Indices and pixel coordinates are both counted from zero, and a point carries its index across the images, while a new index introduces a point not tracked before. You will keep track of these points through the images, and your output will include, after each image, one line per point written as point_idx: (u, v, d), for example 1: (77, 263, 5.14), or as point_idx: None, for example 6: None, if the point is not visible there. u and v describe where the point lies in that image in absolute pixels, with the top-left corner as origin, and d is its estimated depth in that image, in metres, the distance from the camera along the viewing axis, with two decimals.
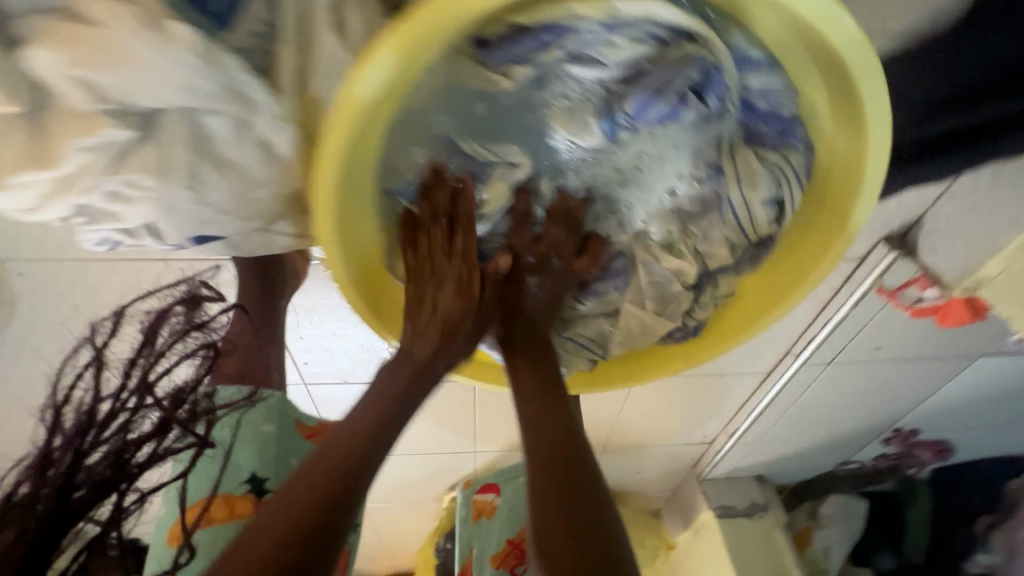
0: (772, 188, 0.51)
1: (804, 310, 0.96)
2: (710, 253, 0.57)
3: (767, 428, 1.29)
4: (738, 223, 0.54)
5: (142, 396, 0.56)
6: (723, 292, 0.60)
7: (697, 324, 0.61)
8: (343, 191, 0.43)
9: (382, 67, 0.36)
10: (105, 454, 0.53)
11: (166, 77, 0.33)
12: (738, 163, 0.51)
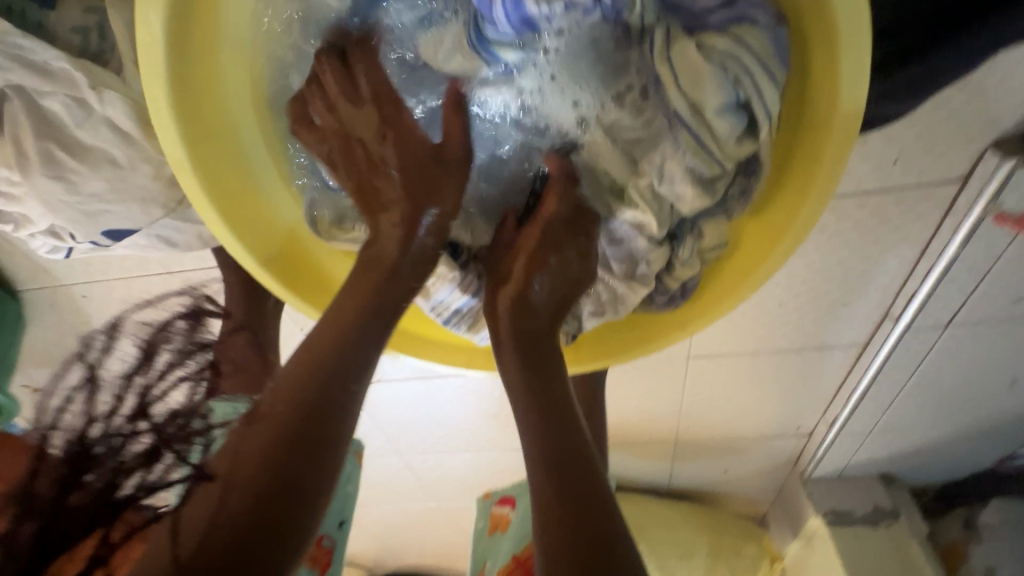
0: (728, 88, 0.37)
1: (892, 258, 0.75)
2: (676, 199, 0.43)
3: (880, 415, 1.03)
4: (699, 150, 0.40)
5: (138, 418, 0.40)
6: (709, 244, 0.47)
7: (680, 283, 0.49)
8: (212, 152, 0.42)
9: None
10: (96, 482, 0.38)
11: None
12: (674, 56, 0.38)
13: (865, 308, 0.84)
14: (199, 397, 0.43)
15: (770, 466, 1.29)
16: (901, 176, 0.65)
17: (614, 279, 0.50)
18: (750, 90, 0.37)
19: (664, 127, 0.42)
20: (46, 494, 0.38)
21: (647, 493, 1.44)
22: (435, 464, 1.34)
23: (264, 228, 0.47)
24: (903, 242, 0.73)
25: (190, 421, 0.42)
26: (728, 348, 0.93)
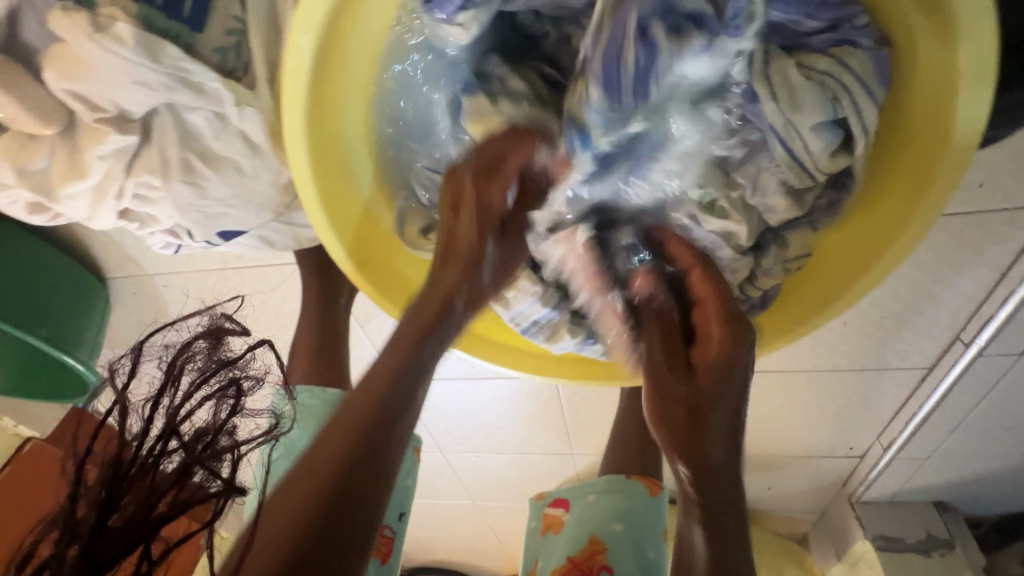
0: (828, 107, 0.37)
1: (969, 281, 0.73)
2: (767, 209, 0.44)
3: (941, 441, 0.99)
4: (793, 164, 0.40)
5: (165, 441, 0.41)
6: (794, 254, 0.46)
7: (762, 294, 0.48)
8: (325, 162, 0.42)
9: (309, 32, 0.35)
10: (129, 507, 0.38)
11: (124, 75, 0.36)
12: (773, 76, 0.37)
13: (934, 331, 0.82)
14: (224, 416, 0.43)
15: (816, 486, 1.27)
16: (986, 199, 0.64)
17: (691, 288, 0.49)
18: (850, 110, 0.37)
19: (758, 141, 0.42)
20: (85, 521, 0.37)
21: None
22: (476, 462, 1.37)
23: (363, 235, 0.49)
24: (982, 266, 0.71)
25: (219, 438, 0.43)
26: (784, 364, 0.92)
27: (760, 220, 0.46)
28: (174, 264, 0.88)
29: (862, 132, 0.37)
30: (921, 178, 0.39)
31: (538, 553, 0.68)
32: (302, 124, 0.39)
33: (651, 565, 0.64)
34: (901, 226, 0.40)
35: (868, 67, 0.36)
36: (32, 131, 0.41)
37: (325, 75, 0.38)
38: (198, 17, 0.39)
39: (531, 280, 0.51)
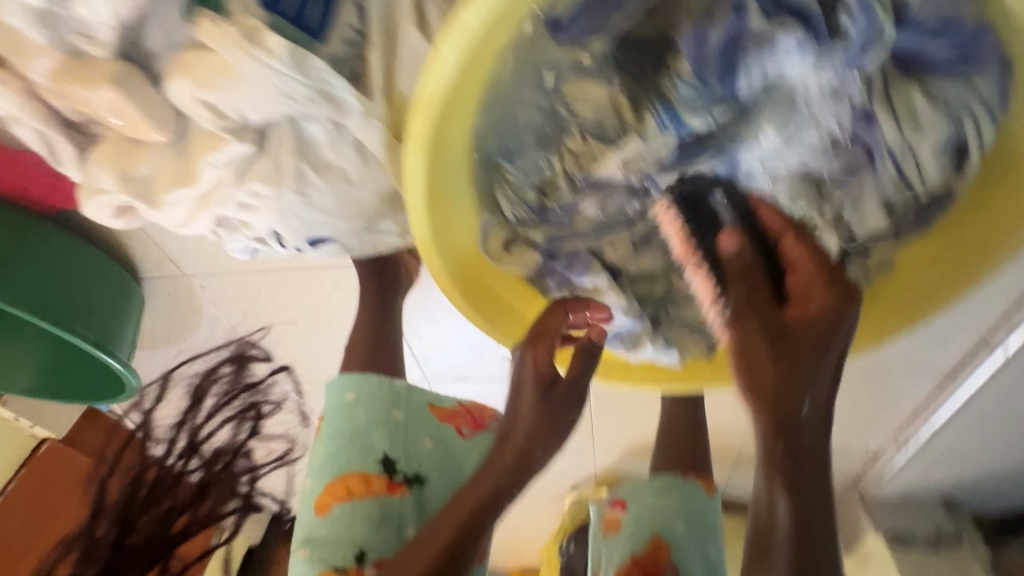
0: (947, 126, 0.39)
1: (1002, 289, 0.76)
2: (861, 222, 0.46)
3: (958, 442, 1.04)
4: (899, 177, 0.42)
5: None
6: (877, 264, 0.48)
7: None
8: (439, 173, 0.42)
9: (450, 49, 0.35)
10: None
11: (261, 84, 0.36)
12: (898, 100, 0.38)
13: (963, 336, 0.85)
14: None
15: (829, 483, 1.31)
16: None
17: None
18: (968, 133, 0.39)
19: (863, 161, 0.43)
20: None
21: None
22: None
23: (455, 244, 0.48)
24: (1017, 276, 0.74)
25: None
26: None
27: (847, 233, 0.47)
28: (215, 264, 0.86)
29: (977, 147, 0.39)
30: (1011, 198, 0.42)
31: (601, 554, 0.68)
32: (429, 136, 0.39)
33: (712, 563, 0.67)
34: (993, 240, 0.44)
35: (990, 91, 0.37)
36: (144, 138, 0.40)
37: (452, 96, 0.37)
38: (320, 27, 0.39)
39: (616, 294, 0.53)
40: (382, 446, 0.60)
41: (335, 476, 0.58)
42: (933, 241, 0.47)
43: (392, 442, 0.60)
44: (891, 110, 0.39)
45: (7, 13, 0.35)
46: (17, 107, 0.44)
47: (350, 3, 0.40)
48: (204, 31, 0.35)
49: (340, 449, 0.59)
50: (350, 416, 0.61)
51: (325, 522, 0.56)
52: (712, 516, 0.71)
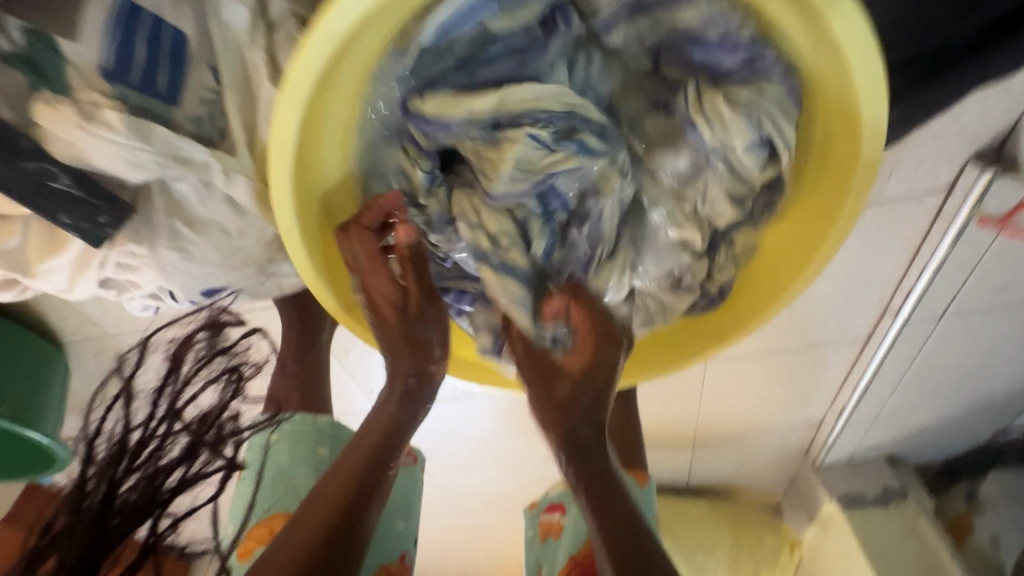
0: (755, 131, 0.42)
1: (890, 259, 0.82)
2: (715, 215, 0.48)
3: (885, 402, 1.10)
4: (731, 176, 0.45)
5: (171, 423, 0.56)
6: (742, 250, 0.52)
7: (719, 291, 0.53)
8: (309, 209, 0.44)
9: (290, 108, 0.36)
10: (140, 482, 0.53)
11: (99, 158, 0.37)
12: (705, 107, 0.43)
13: (868, 306, 0.91)
14: (229, 397, 0.59)
15: (783, 457, 1.36)
16: (897, 186, 0.72)
17: (660, 291, 0.54)
18: (773, 130, 0.42)
19: (702, 158, 0.46)
20: (96, 492, 0.52)
21: (668, 492, 1.49)
22: (464, 481, 1.38)
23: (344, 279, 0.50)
24: (900, 245, 0.80)
25: (223, 420, 0.58)
26: (742, 349, 1.00)
27: (710, 227, 0.50)
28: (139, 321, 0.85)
29: (785, 147, 0.43)
30: (831, 195, 0.45)
31: (542, 557, 0.73)
32: (286, 182, 0.40)
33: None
34: (825, 234, 0.47)
35: (782, 96, 0.41)
36: (10, 212, 0.41)
37: (303, 138, 0.39)
38: (175, 93, 0.40)
39: None
40: (307, 485, 0.60)
41: (261, 518, 0.57)
42: (785, 226, 0.50)
43: (317, 480, 0.60)
44: (704, 117, 0.43)
45: None
46: None
47: (202, 66, 0.41)
48: (39, 113, 0.35)
49: (264, 490, 0.59)
50: (272, 458, 0.61)
51: (246, 568, 0.55)
52: (649, 507, 0.72)
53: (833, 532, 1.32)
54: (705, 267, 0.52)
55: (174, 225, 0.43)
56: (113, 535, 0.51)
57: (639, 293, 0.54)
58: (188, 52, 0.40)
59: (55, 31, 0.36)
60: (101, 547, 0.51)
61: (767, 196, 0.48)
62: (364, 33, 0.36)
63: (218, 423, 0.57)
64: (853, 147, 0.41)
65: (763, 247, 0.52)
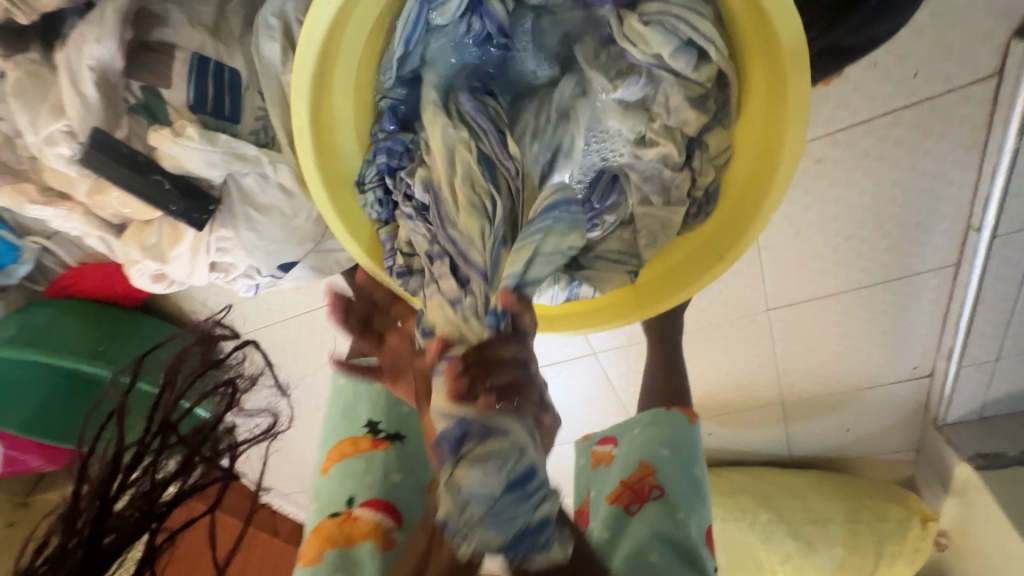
0: (672, 37, 0.49)
1: (952, 166, 0.75)
2: (682, 124, 0.55)
3: (1004, 338, 0.96)
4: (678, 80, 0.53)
5: (166, 437, 0.58)
6: (716, 152, 0.56)
7: (705, 193, 0.58)
8: (336, 178, 0.57)
9: (302, 99, 0.50)
10: (139, 494, 0.55)
11: (187, 164, 0.53)
12: (628, 31, 0.51)
13: (943, 226, 0.82)
14: (225, 409, 0.62)
15: (898, 420, 1.22)
16: (929, 82, 0.67)
17: (656, 209, 0.60)
18: (688, 31, 0.49)
19: (654, 77, 0.54)
20: (88, 508, 0.53)
21: (768, 464, 1.40)
22: (550, 456, 1.44)
23: (359, 230, 0.59)
24: (958, 149, 0.73)
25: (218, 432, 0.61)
26: (808, 293, 0.95)
27: (682, 135, 0.57)
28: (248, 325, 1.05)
29: (706, 39, 0.49)
30: (778, 81, 0.48)
31: (591, 483, 0.76)
32: (311, 158, 0.53)
33: (698, 480, 0.70)
34: (784, 112, 0.48)
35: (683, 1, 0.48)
36: (148, 215, 0.59)
37: (324, 118, 0.53)
38: (236, 113, 0.55)
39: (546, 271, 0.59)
40: (367, 415, 0.71)
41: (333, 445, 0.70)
42: (749, 112, 0.52)
43: (374, 409, 0.70)
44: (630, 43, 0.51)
45: (54, 162, 0.55)
46: (83, 223, 0.66)
47: (252, 92, 0.56)
48: (152, 139, 0.52)
49: (337, 424, 0.72)
50: (339, 395, 0.73)
51: (326, 480, 0.67)
52: (698, 441, 0.74)
53: (974, 499, 1.15)
54: (687, 176, 0.58)
55: (248, 211, 0.59)
56: (109, 551, 0.53)
57: (639, 216, 0.61)
58: (242, 84, 0.56)
59: (157, 85, 0.53)
60: (91, 568, 0.51)
61: (720, 90, 0.54)
62: (344, 26, 0.49)
63: (213, 437, 0.61)
64: (771, 36, 0.46)
65: (736, 138, 0.55)
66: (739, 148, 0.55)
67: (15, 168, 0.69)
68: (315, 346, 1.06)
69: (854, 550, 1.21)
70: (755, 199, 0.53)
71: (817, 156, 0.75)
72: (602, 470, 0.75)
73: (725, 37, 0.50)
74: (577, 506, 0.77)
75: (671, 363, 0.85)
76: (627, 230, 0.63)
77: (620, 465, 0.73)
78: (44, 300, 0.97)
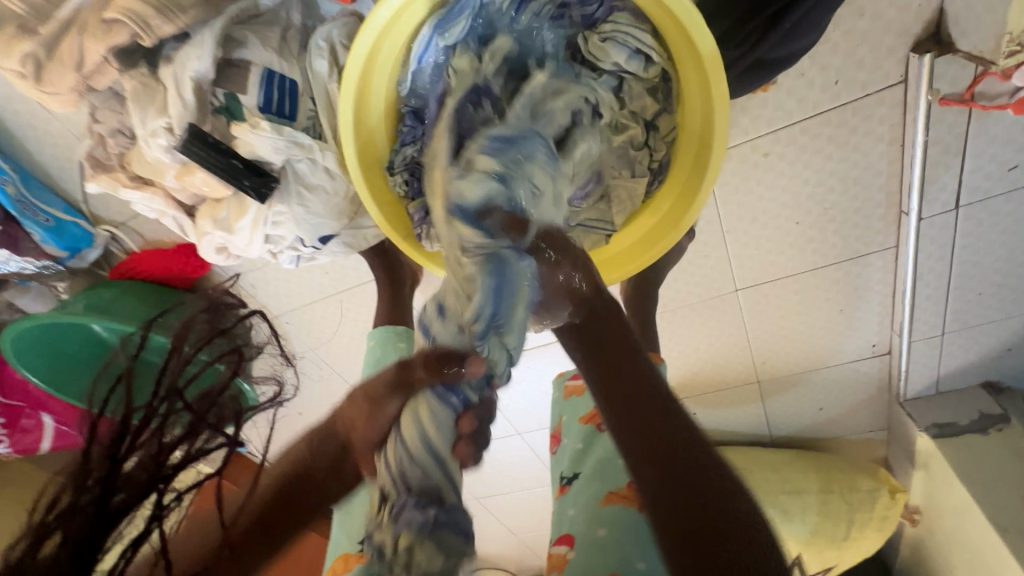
0: (625, 47, 0.65)
1: (877, 159, 0.90)
2: (641, 109, 0.71)
3: (945, 314, 1.09)
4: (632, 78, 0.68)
5: (173, 400, 0.61)
6: (666, 132, 0.72)
7: (660, 165, 0.74)
8: (371, 162, 0.72)
9: (346, 100, 0.67)
10: (144, 455, 0.56)
11: (259, 149, 0.69)
12: (592, 47, 0.68)
13: (878, 211, 0.96)
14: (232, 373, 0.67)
15: (865, 398, 1.34)
16: (848, 88, 0.82)
17: (626, 180, 0.75)
18: (634, 42, 0.65)
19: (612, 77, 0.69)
20: (100, 465, 0.55)
21: (751, 444, 1.51)
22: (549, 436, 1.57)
23: (388, 203, 0.74)
24: (880, 143, 0.88)
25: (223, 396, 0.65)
26: (769, 274, 1.09)
27: (642, 120, 0.72)
28: (282, 306, 1.21)
29: (648, 49, 0.65)
30: (705, 83, 0.64)
31: (566, 411, 0.89)
32: (353, 147, 0.69)
33: None
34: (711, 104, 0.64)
35: (629, 22, 0.65)
36: (221, 193, 0.75)
37: (363, 116, 0.69)
38: (293, 112, 0.72)
39: None
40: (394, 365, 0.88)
41: None
42: (688, 105, 0.67)
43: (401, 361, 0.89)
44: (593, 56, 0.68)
45: (153, 150, 0.71)
46: (164, 204, 0.83)
47: (305, 97, 0.72)
48: (235, 130, 0.69)
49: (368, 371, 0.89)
50: (372, 352, 0.91)
51: None
52: None
53: (935, 468, 1.26)
54: (647, 151, 0.73)
55: (299, 189, 0.75)
56: (116, 512, 0.53)
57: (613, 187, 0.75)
58: (298, 91, 0.72)
59: (235, 91, 0.69)
60: (101, 523, 0.52)
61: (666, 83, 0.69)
62: (376, 46, 0.65)
63: (219, 403, 0.64)
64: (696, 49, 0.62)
65: (681, 125, 0.70)
66: (683, 134, 0.70)
67: (109, 162, 0.85)
68: (340, 325, 1.24)
69: (827, 518, 1.32)
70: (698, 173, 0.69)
71: (763, 151, 0.90)
72: (576, 398, 0.88)
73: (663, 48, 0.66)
74: (551, 428, 0.90)
75: (647, 331, 0.99)
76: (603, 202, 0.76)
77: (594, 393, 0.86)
78: (110, 281, 1.13)
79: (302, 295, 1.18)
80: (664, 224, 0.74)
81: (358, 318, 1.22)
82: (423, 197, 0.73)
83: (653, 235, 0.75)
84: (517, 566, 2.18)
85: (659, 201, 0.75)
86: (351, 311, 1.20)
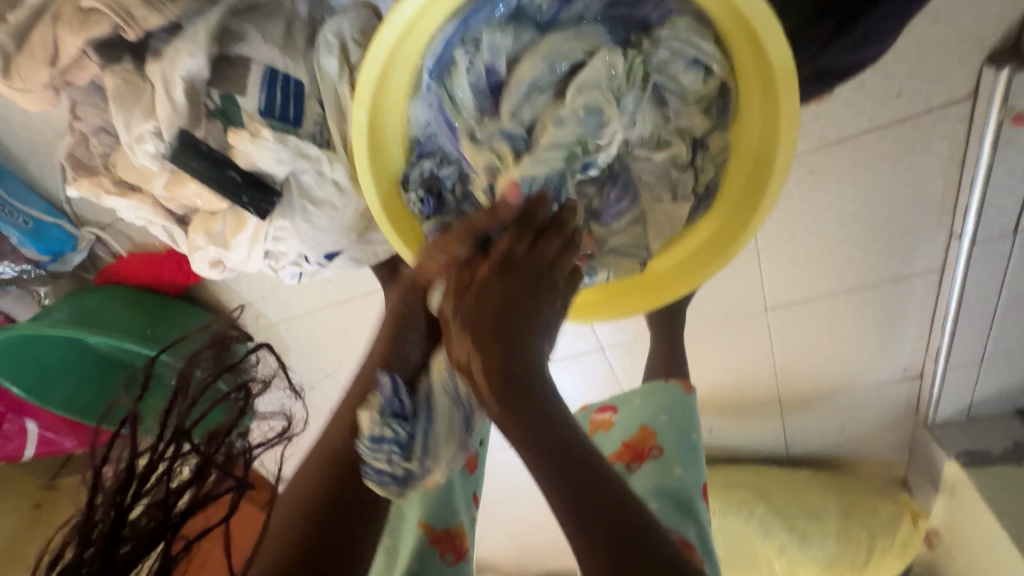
0: (683, 56, 0.59)
1: (934, 179, 0.83)
2: (689, 125, 0.64)
3: (986, 340, 1.03)
4: (682, 92, 0.61)
5: (179, 445, 0.57)
6: (717, 152, 0.64)
7: (707, 186, 0.66)
8: (383, 175, 0.64)
9: (361, 108, 0.59)
10: (147, 502, 0.55)
11: (258, 160, 0.61)
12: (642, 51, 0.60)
13: (928, 233, 0.90)
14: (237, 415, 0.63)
15: (890, 420, 1.28)
16: (910, 102, 0.75)
17: (668, 204, 0.67)
18: (693, 50, 0.58)
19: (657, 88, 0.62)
20: (105, 517, 0.53)
21: (767, 462, 1.46)
22: None
23: (401, 221, 0.66)
24: (938, 162, 0.81)
25: (228, 439, 0.62)
26: (803, 294, 1.02)
27: (689, 138, 0.65)
28: (280, 314, 1.14)
29: (710, 58, 0.58)
30: (771, 99, 0.56)
31: None
32: (365, 160, 0.61)
33: (694, 444, 0.76)
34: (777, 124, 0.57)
35: (688, 26, 0.57)
36: (216, 205, 0.67)
37: (378, 123, 0.61)
38: (298, 117, 0.63)
39: None
40: None
41: None
42: (745, 123, 0.60)
43: None
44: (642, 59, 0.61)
45: (140, 157, 0.63)
46: (152, 213, 0.75)
47: (312, 100, 0.64)
48: (230, 138, 0.61)
49: None
50: None
51: None
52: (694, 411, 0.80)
53: (962, 496, 1.21)
54: (692, 173, 0.66)
55: (305, 203, 0.67)
56: (124, 565, 0.51)
57: (651, 212, 0.68)
58: (304, 92, 0.64)
59: (233, 92, 0.61)
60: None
61: (722, 99, 0.62)
62: (396, 46, 0.57)
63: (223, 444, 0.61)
64: (763, 58, 0.54)
65: (733, 145, 0.63)
66: (735, 156, 0.63)
67: (92, 163, 0.77)
68: (343, 336, 1.16)
69: (847, 544, 1.27)
70: (750, 199, 0.62)
71: (810, 166, 0.83)
72: (602, 436, 0.82)
73: (723, 53, 0.58)
74: None
75: (674, 355, 0.92)
76: (638, 225, 0.68)
77: (622, 430, 0.81)
78: (95, 287, 1.05)
79: (302, 304, 1.11)
80: (703, 254, 0.67)
81: (362, 329, 1.14)
82: (439, 215, 0.65)
83: (687, 263, 0.68)
84: (517, 572, 2.13)
85: (699, 228, 0.67)
86: (353, 322, 1.13)
